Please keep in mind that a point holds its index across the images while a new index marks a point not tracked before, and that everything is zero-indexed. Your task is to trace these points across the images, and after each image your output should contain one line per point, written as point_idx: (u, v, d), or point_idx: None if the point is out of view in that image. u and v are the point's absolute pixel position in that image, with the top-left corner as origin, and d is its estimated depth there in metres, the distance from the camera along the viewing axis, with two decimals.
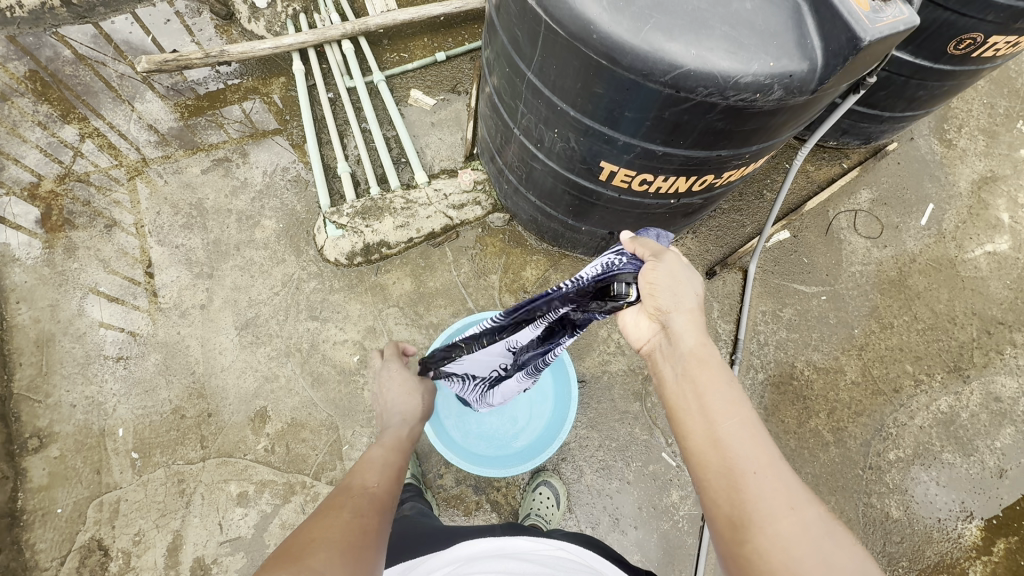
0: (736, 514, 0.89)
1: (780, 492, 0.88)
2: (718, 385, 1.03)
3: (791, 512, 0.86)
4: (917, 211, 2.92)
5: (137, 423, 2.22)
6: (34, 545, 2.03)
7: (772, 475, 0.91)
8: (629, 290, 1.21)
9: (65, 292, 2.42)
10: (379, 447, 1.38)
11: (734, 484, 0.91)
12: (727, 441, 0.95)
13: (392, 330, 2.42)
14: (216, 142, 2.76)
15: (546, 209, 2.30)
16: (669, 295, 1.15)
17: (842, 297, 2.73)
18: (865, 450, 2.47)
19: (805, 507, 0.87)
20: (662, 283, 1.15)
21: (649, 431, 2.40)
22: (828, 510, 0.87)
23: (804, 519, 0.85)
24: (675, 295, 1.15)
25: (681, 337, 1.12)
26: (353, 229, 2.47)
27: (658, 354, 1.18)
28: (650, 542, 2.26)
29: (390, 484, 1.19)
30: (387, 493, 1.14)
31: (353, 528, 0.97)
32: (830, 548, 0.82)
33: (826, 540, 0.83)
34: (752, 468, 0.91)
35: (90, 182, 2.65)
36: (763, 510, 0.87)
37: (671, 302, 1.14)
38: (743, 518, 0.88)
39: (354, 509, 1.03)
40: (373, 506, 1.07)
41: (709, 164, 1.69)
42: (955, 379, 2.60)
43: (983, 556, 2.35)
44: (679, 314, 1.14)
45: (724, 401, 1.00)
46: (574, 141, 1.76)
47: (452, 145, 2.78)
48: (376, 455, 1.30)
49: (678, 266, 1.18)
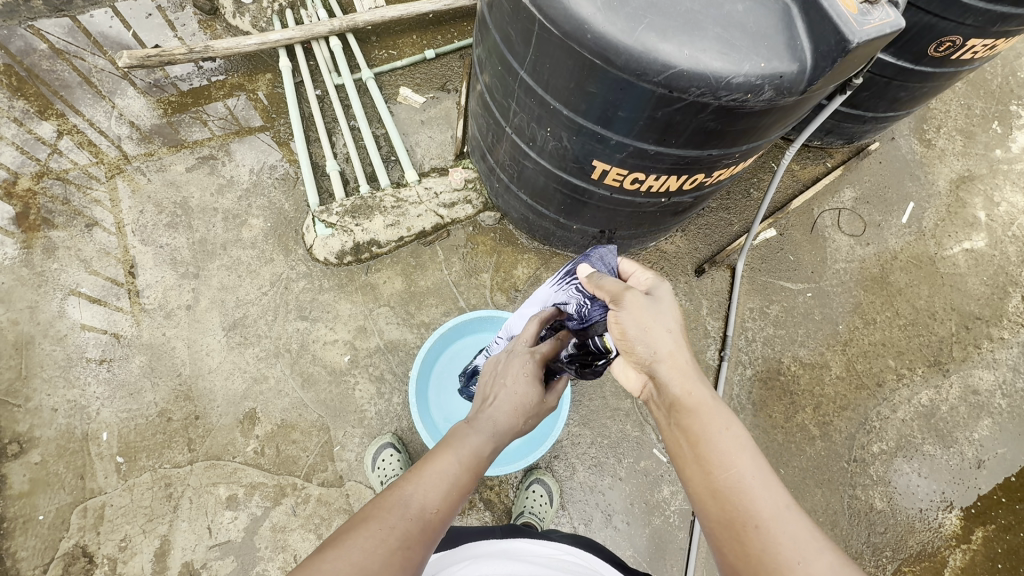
0: (748, 568, 0.91)
1: (788, 545, 0.88)
2: (713, 433, 1.01)
3: (801, 566, 0.86)
4: (897, 209, 2.99)
5: (121, 427, 2.17)
6: (15, 553, 1.98)
7: (780, 526, 0.91)
8: (604, 341, 1.25)
9: (45, 293, 2.35)
10: (480, 434, 1.18)
11: (739, 538, 0.92)
12: (729, 492, 0.96)
13: (383, 330, 2.41)
14: (199, 139, 2.70)
15: (538, 207, 2.31)
16: (643, 343, 1.07)
17: (827, 295, 2.78)
18: (849, 443, 2.52)
19: (817, 556, 0.86)
20: (633, 330, 1.08)
21: (640, 428, 2.43)
22: (843, 556, 0.86)
23: (814, 569, 0.85)
24: (648, 341, 1.06)
25: (665, 386, 1.06)
26: (343, 228, 2.44)
27: (652, 402, 1.12)
28: (641, 537, 2.28)
29: (459, 502, 1.06)
30: (450, 514, 1.04)
31: (390, 571, 0.90)
32: None
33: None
34: (755, 519, 0.92)
35: (69, 179, 2.58)
36: (772, 563, 0.88)
37: (644, 348, 1.07)
38: (754, 571, 0.89)
39: (405, 537, 0.95)
40: (424, 532, 0.98)
41: (700, 163, 1.71)
42: (935, 373, 2.68)
43: (962, 545, 2.42)
44: (663, 362, 1.06)
45: (722, 448, 0.99)
46: (567, 139, 1.76)
47: (442, 143, 2.76)
48: (466, 445, 1.15)
49: (656, 304, 1.10)
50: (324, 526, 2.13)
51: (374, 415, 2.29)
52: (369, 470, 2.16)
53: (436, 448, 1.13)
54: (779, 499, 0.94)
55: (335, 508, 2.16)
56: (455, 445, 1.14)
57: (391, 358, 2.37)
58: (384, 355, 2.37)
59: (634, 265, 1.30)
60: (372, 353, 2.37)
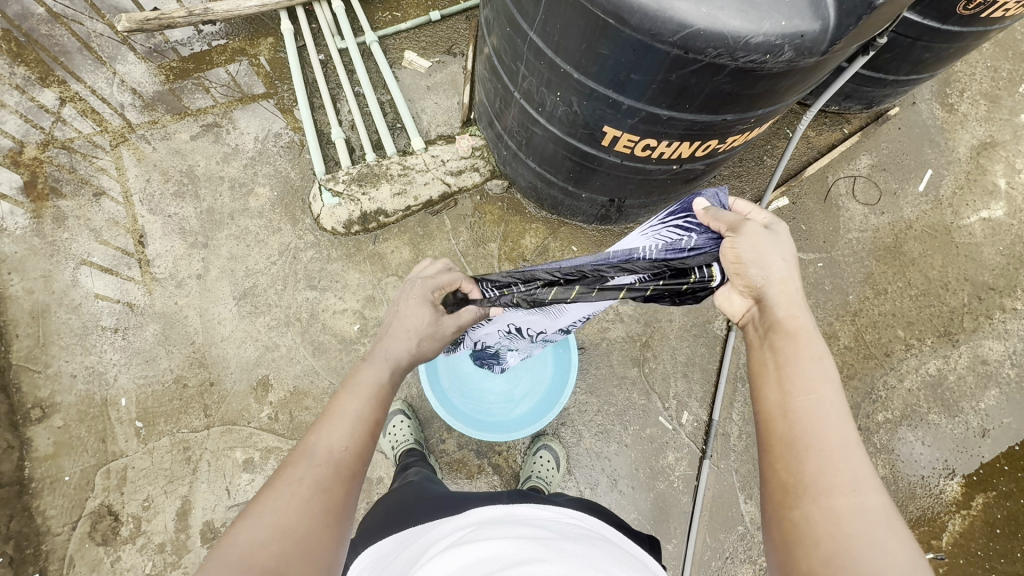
0: (794, 483, 0.93)
1: (844, 472, 0.90)
2: (803, 358, 1.03)
3: (852, 493, 0.88)
4: (915, 177, 2.92)
5: (139, 393, 2.22)
6: (44, 511, 2.07)
7: (841, 457, 0.92)
8: (711, 272, 1.22)
9: (57, 263, 2.38)
10: (379, 362, 1.21)
11: (795, 454, 0.95)
12: (801, 414, 0.98)
13: (392, 299, 2.42)
14: (202, 106, 2.66)
15: (546, 175, 2.27)
16: (757, 267, 1.12)
17: (838, 265, 2.75)
18: (854, 412, 2.54)
19: (870, 492, 0.88)
20: (747, 256, 1.13)
21: (646, 396, 2.45)
22: (895, 503, 0.87)
23: (864, 503, 0.87)
24: (763, 267, 1.12)
25: (770, 308, 1.11)
26: (349, 197, 2.43)
27: (750, 327, 1.16)
28: (646, 500, 2.34)
29: (369, 434, 1.08)
30: (363, 450, 1.06)
31: (309, 518, 0.93)
32: (885, 534, 0.83)
33: (883, 527, 0.84)
34: (820, 445, 0.94)
35: (74, 148, 2.57)
36: (821, 483, 0.90)
37: (758, 273, 1.12)
38: (799, 486, 0.92)
39: (320, 483, 0.98)
40: (342, 472, 1.01)
41: (713, 129, 1.67)
42: (945, 343, 2.66)
43: (962, 510, 2.46)
44: (770, 287, 1.11)
45: (809, 374, 1.01)
46: (577, 104, 1.72)
47: (449, 109, 2.70)
48: (364, 378, 1.17)
49: (773, 238, 1.14)
50: None
51: None
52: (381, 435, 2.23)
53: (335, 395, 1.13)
54: (848, 435, 0.94)
55: None
56: (354, 381, 1.16)
57: None
58: None
59: (744, 203, 1.31)
60: (381, 323, 2.39)
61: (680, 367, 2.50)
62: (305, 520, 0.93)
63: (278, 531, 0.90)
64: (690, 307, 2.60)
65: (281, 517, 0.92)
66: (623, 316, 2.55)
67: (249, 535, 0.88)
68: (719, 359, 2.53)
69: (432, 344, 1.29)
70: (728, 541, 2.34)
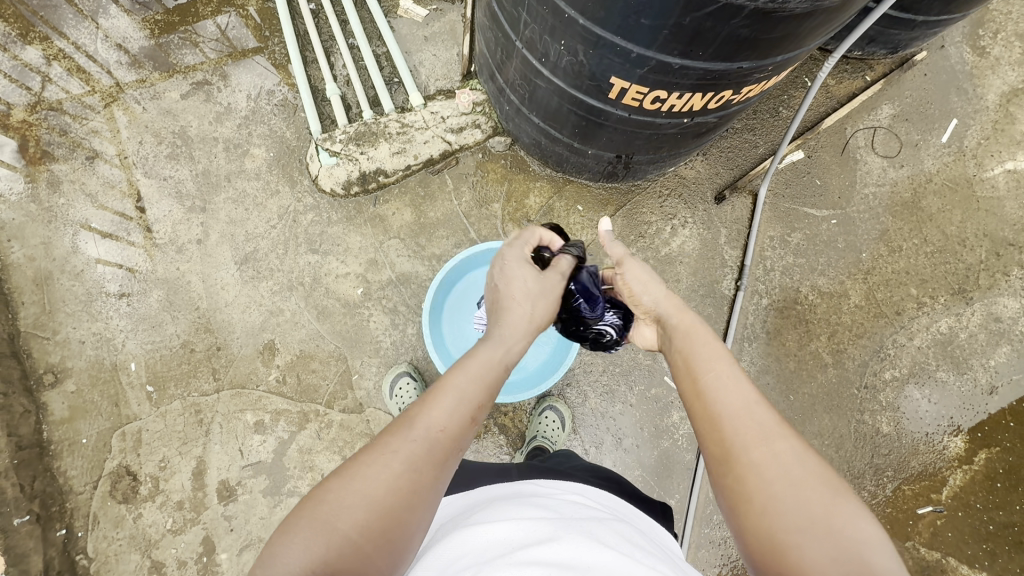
0: (720, 451, 0.95)
1: (753, 428, 0.94)
2: (700, 346, 1.12)
3: (763, 444, 0.92)
4: (938, 127, 2.78)
5: (147, 358, 2.24)
6: (65, 472, 2.13)
7: (749, 415, 0.96)
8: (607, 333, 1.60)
9: (56, 229, 2.35)
10: (492, 347, 1.12)
11: (712, 425, 0.98)
12: (708, 388, 1.02)
13: (394, 263, 2.39)
14: (192, 63, 2.55)
15: (551, 131, 2.18)
16: (646, 293, 1.32)
17: (853, 221, 2.66)
18: (862, 371, 2.53)
19: (778, 440, 0.92)
20: (635, 286, 1.35)
21: (652, 356, 2.45)
22: (803, 444, 0.93)
23: (776, 449, 0.91)
24: (647, 291, 1.32)
25: (665, 320, 1.26)
26: (347, 157, 2.36)
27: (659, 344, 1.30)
28: (650, 458, 2.38)
29: (471, 420, 0.99)
30: (463, 432, 0.98)
31: (397, 493, 0.88)
32: (799, 474, 0.88)
33: (796, 464, 0.90)
34: (729, 410, 0.98)
35: (64, 110, 2.48)
36: (738, 444, 0.94)
37: (647, 301, 1.32)
38: (724, 453, 0.94)
39: (413, 459, 0.91)
40: (436, 451, 0.94)
41: (728, 78, 1.57)
42: (958, 301, 2.61)
43: (964, 466, 2.48)
44: (660, 303, 1.29)
45: (704, 355, 1.09)
46: (582, 54, 1.61)
47: (448, 62, 2.57)
48: (480, 358, 1.09)
49: (650, 269, 1.37)
50: (348, 448, 2.25)
51: (390, 345, 2.34)
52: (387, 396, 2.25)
53: (447, 370, 1.04)
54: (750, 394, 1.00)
55: (357, 432, 2.27)
56: (467, 361, 1.07)
57: (403, 290, 2.38)
58: (395, 288, 2.38)
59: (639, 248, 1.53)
60: (384, 286, 2.37)
61: None
62: (392, 499, 0.87)
63: (362, 500, 0.86)
64: (698, 267, 2.55)
65: (368, 489, 0.87)
66: None
67: (333, 501, 0.85)
68: (727, 319, 2.50)
69: (543, 309, 1.25)
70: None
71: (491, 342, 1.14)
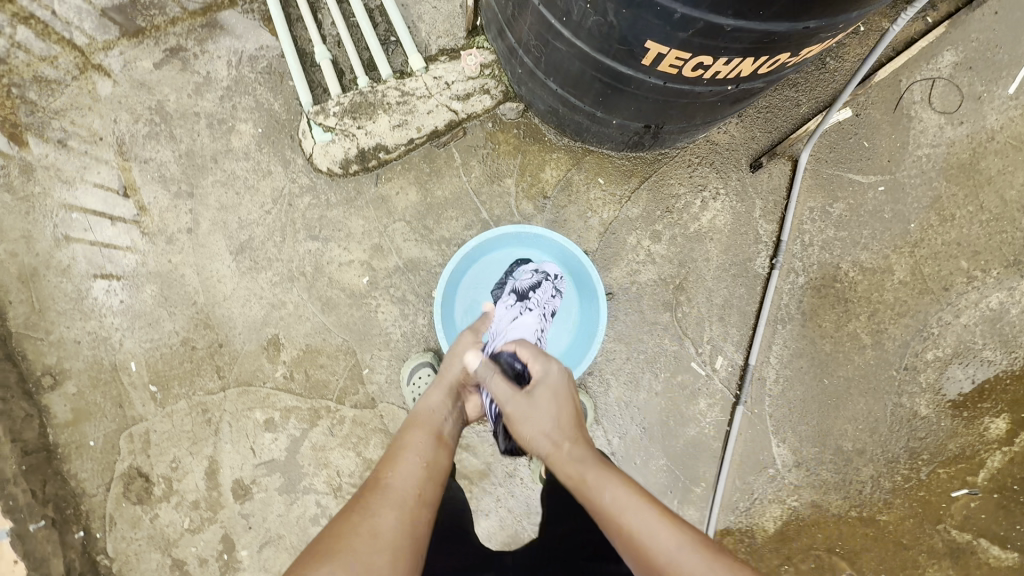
0: (624, 541, 1.09)
1: (632, 506, 1.11)
2: (580, 441, 1.32)
3: (646, 522, 1.08)
4: (1007, 76, 2.45)
5: (147, 357, 2.13)
6: (76, 475, 2.08)
7: (625, 494, 1.14)
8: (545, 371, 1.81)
9: (35, 221, 2.17)
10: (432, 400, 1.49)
11: (608, 524, 1.13)
12: (591, 483, 1.20)
13: (401, 248, 2.21)
14: (172, 16, 2.20)
15: (571, 99, 1.92)
16: (538, 362, 1.51)
17: (903, 188, 2.41)
18: (902, 351, 2.38)
19: (661, 521, 1.08)
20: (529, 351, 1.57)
21: (678, 342, 2.31)
22: (674, 515, 1.10)
23: (658, 528, 1.07)
24: (541, 360, 1.52)
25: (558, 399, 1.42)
26: (344, 132, 2.16)
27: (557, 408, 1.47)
28: (675, 446, 2.30)
29: (419, 501, 1.16)
30: (422, 508, 1.16)
31: (387, 558, 1.00)
32: (678, 542, 1.04)
33: (691, 554, 1.02)
34: (616, 506, 1.13)
35: (32, 80, 2.19)
36: (628, 529, 1.09)
37: (537, 366, 1.50)
38: (625, 540, 1.09)
39: (390, 522, 1.07)
40: (404, 511, 1.11)
41: (788, 40, 1.31)
42: (1012, 274, 2.40)
43: (1004, 447, 2.38)
44: (547, 377, 1.46)
45: (584, 455, 1.27)
46: (613, 14, 1.35)
47: (451, 15, 2.25)
48: (425, 419, 1.40)
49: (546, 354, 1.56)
50: (363, 444, 2.18)
51: (400, 338, 2.20)
52: (404, 383, 2.11)
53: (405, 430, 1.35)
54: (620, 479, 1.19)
55: (371, 428, 2.19)
56: (421, 424, 1.38)
57: (412, 279, 2.21)
58: (404, 276, 2.21)
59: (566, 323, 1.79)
60: (391, 274, 2.21)
61: (715, 310, 2.32)
62: (378, 547, 1.01)
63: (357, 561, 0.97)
64: (730, 244, 2.35)
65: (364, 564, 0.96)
66: (655, 257, 2.31)
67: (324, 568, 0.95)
68: (759, 300, 2.33)
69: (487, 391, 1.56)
70: (755, 481, 2.33)
71: (427, 392, 1.53)
